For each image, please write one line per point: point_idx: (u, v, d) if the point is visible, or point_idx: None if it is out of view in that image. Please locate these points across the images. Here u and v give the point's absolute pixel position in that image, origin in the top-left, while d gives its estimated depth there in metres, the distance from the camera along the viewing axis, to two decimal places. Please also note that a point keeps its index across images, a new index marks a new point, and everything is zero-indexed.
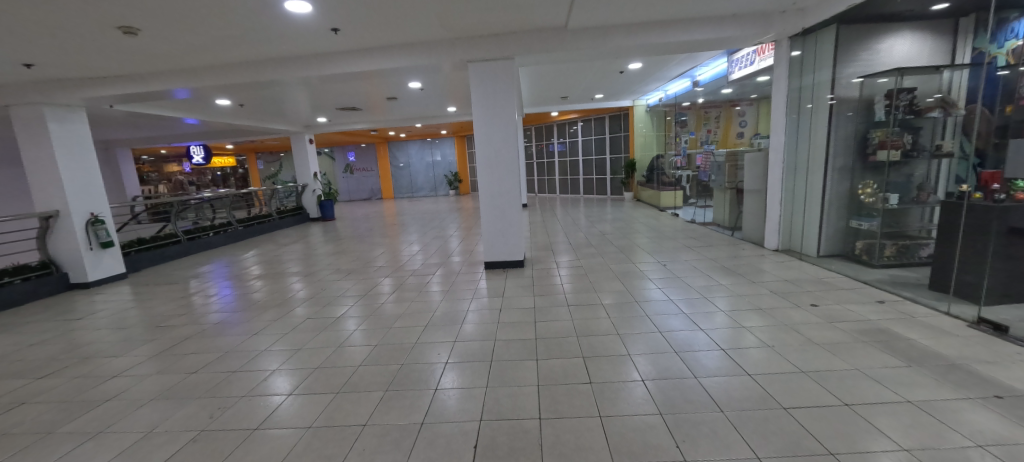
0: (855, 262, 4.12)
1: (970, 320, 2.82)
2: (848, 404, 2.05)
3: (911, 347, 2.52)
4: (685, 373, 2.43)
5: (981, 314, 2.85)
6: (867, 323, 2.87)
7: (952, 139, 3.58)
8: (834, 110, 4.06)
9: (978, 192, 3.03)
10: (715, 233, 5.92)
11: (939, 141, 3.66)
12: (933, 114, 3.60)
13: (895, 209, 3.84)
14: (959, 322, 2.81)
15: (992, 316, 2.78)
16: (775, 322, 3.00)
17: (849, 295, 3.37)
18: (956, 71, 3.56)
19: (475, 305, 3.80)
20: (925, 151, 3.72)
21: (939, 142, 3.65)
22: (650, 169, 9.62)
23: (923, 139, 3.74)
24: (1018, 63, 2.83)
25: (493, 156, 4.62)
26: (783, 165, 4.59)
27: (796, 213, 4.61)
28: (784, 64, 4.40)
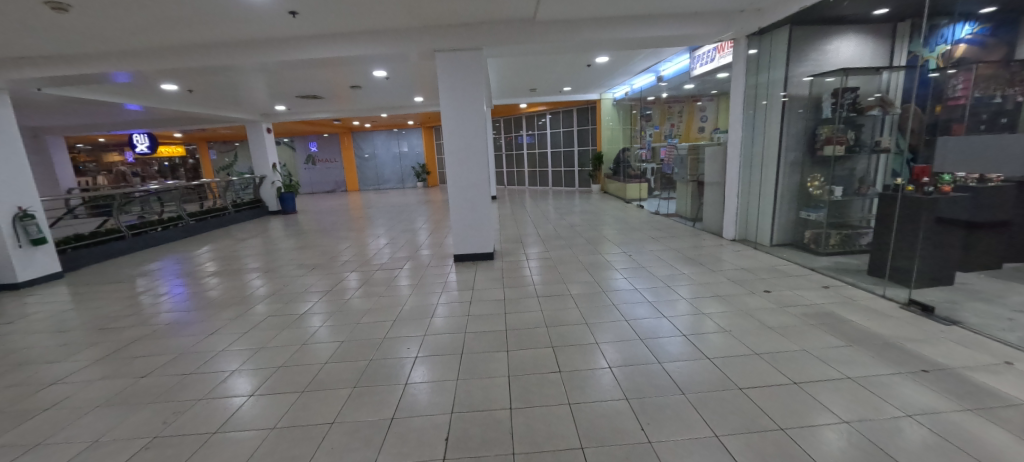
0: (803, 250, 4.41)
1: (902, 302, 3.09)
2: (797, 383, 2.20)
3: (853, 329, 2.73)
4: (650, 359, 2.53)
5: (912, 296, 3.13)
6: (813, 307, 3.09)
7: (890, 136, 3.86)
8: (786, 106, 4.27)
9: (912, 185, 3.27)
10: (678, 224, 6.15)
11: (880, 137, 3.93)
12: (873, 112, 3.88)
13: (838, 201, 4.15)
14: (893, 304, 3.07)
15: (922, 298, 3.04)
16: (731, 308, 3.17)
17: (798, 281, 3.61)
18: (894, 73, 3.81)
19: (445, 298, 3.78)
20: (865, 147, 4.00)
21: (878, 139, 3.93)
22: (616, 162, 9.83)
23: (864, 136, 4.01)
24: (948, 67, 3.20)
25: (462, 149, 4.56)
26: (739, 159, 4.82)
27: (752, 205, 4.84)
28: (742, 62, 4.58)
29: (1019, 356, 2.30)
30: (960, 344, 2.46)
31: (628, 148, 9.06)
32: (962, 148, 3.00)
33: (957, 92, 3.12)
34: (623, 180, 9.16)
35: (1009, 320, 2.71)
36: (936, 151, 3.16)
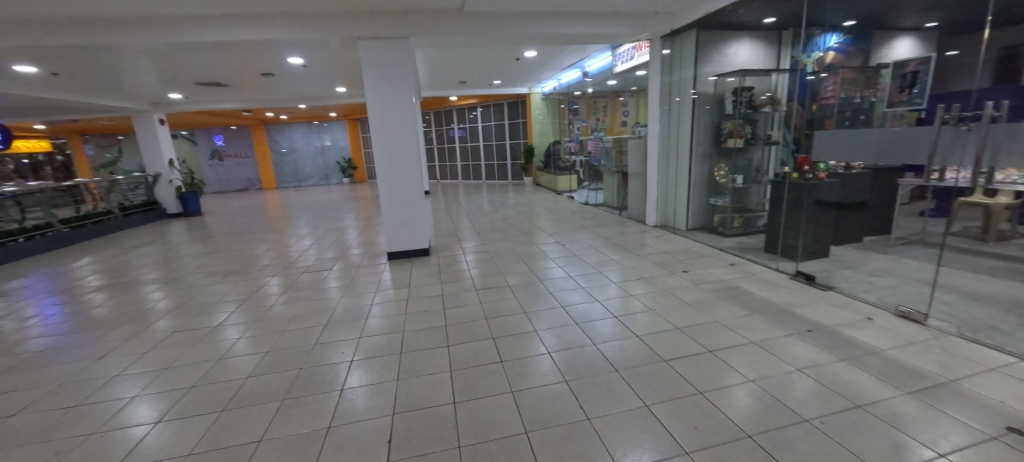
0: (713, 232, 4.93)
1: (790, 273, 3.59)
2: (711, 350, 2.47)
3: (754, 299, 3.11)
4: (585, 342, 2.68)
5: (798, 268, 3.65)
6: (722, 282, 3.48)
7: (779, 130, 4.37)
8: (696, 103, 4.70)
9: (796, 173, 3.79)
10: (605, 213, 6.52)
11: (772, 131, 4.42)
12: (765, 110, 4.40)
13: (740, 188, 4.70)
14: (784, 276, 3.55)
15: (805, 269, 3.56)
16: (655, 288, 3.46)
17: (710, 261, 4.02)
18: (780, 75, 4.31)
19: (380, 298, 3.64)
20: (760, 140, 4.51)
21: (770, 132, 4.44)
22: (547, 155, 10.10)
23: (759, 130, 4.52)
24: (821, 71, 3.76)
25: (391, 143, 4.38)
26: (658, 152, 5.21)
27: (670, 193, 5.28)
28: (657, 61, 4.94)
29: (876, 312, 2.79)
30: (833, 305, 2.92)
31: (558, 141, 9.37)
32: (829, 142, 3.41)
33: (828, 93, 3.69)
34: (554, 172, 9.47)
35: (869, 282, 3.27)
36: (813, 144, 3.68)
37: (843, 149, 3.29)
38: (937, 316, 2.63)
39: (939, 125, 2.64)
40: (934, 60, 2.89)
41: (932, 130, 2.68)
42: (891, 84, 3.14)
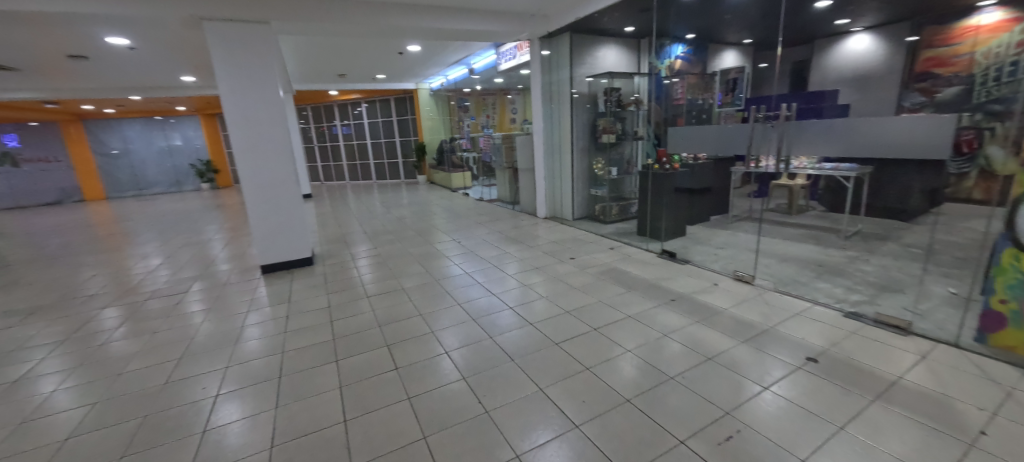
0: (596, 220, 5.38)
1: (657, 252, 4.06)
2: (596, 328, 2.69)
3: (630, 278, 3.48)
4: (483, 336, 2.70)
5: (663, 247, 4.14)
6: (604, 266, 3.81)
7: (643, 127, 4.95)
8: (574, 102, 5.07)
9: (657, 164, 4.28)
10: (499, 208, 6.68)
11: (637, 127, 5.01)
12: (631, 109, 4.95)
13: (615, 179, 5.22)
14: (651, 254, 4.03)
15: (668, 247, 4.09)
16: (546, 276, 3.65)
17: (593, 247, 4.40)
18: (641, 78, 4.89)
19: (252, 318, 3.18)
20: (629, 136, 5.08)
21: (636, 129, 5.02)
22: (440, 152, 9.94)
23: (628, 127, 5.08)
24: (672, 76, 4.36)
25: (255, 141, 3.84)
26: (544, 147, 5.49)
27: (557, 186, 5.62)
28: (537, 61, 5.18)
29: (720, 277, 3.33)
30: (690, 275, 3.41)
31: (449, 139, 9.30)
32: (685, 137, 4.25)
33: (678, 95, 4.29)
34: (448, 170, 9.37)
35: (715, 253, 3.86)
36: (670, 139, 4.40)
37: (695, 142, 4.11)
38: (760, 276, 3.25)
39: (753, 122, 3.38)
40: (746, 70, 3.55)
41: (748, 126, 3.42)
42: (720, 88, 3.83)
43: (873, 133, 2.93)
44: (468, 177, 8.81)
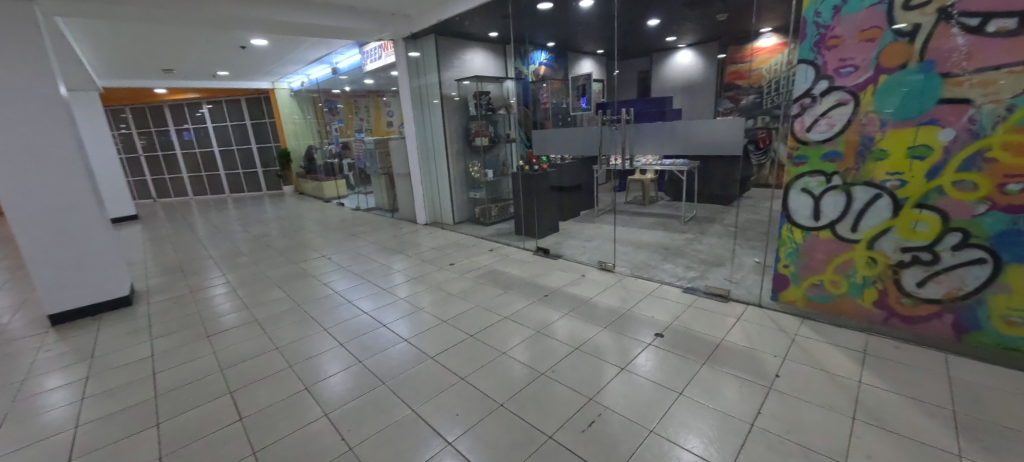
0: (476, 223, 5.42)
1: (533, 249, 4.20)
2: (473, 334, 2.67)
3: (508, 278, 3.54)
4: (350, 362, 2.46)
5: (538, 243, 4.29)
6: (481, 269, 3.81)
7: (514, 129, 5.14)
8: (445, 106, 5.01)
9: (527, 165, 4.41)
10: (377, 217, 6.29)
11: (508, 130, 5.16)
12: (501, 112, 5.12)
13: (490, 181, 5.30)
14: (527, 252, 4.17)
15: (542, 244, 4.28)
16: (425, 285, 3.53)
17: (473, 250, 4.41)
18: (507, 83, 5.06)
19: (29, 387, 2.40)
20: (502, 138, 5.22)
21: (508, 131, 5.18)
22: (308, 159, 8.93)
23: (500, 129, 5.22)
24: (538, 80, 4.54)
25: (23, 153, 2.93)
26: (418, 151, 5.30)
27: (436, 191, 5.49)
28: (404, 63, 4.97)
29: (588, 268, 3.60)
30: (561, 269, 3.62)
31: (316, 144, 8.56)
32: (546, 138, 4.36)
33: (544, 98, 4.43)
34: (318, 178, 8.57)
35: (584, 245, 4.14)
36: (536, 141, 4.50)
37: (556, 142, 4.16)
38: (620, 263, 3.60)
39: (601, 124, 3.55)
40: (591, 76, 3.56)
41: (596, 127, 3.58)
42: (571, 94, 3.74)
43: (696, 133, 3.27)
44: (342, 185, 8.18)
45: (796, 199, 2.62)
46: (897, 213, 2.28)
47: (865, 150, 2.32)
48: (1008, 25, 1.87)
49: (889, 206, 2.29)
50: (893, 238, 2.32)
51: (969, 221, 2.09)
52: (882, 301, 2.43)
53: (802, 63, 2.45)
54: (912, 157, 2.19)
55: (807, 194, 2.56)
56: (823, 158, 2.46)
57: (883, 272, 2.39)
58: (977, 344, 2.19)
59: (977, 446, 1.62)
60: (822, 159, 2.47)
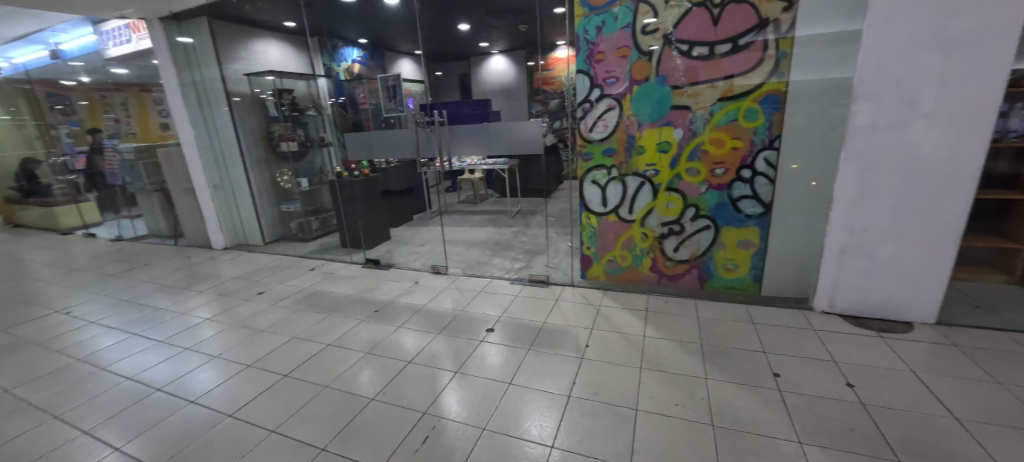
0: (294, 240, 4.74)
1: (360, 262, 4.00)
2: (288, 374, 2.31)
3: (331, 299, 3.28)
4: (98, 452, 1.82)
5: (366, 255, 4.08)
6: (302, 291, 3.47)
7: (329, 131, 4.34)
8: (235, 106, 4.22)
9: (346, 171, 4.08)
10: (153, 248, 4.93)
11: (322, 133, 4.45)
12: (310, 112, 4.46)
13: (307, 191, 4.64)
14: (355, 265, 3.92)
15: (372, 254, 4.07)
16: (224, 326, 2.93)
17: (290, 272, 3.93)
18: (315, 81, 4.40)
19: None
20: (315, 142, 4.52)
21: (321, 134, 4.45)
22: (22, 176, 6.33)
23: (311, 132, 4.53)
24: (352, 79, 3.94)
25: None
26: (201, 159, 4.34)
27: (235, 207, 4.63)
28: (166, 50, 3.99)
29: (421, 274, 3.63)
30: (392, 279, 3.55)
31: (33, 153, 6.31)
32: (355, 143, 3.81)
33: (361, 99, 3.83)
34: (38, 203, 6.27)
35: (416, 251, 4.09)
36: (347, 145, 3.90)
37: (368, 147, 3.74)
38: (453, 265, 3.72)
39: (415, 127, 3.45)
40: (401, 76, 3.52)
41: (411, 131, 3.47)
42: (382, 95, 3.63)
43: (507, 134, 3.17)
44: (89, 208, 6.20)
45: (589, 190, 3.05)
46: (655, 195, 2.88)
47: (631, 147, 2.85)
48: (704, 52, 2.54)
49: (650, 190, 2.88)
50: (656, 215, 2.92)
51: (698, 198, 2.78)
52: (655, 266, 3.05)
53: (580, 73, 2.85)
54: (660, 152, 2.78)
55: (596, 185, 3.02)
56: (604, 154, 2.93)
57: (652, 243, 3.00)
58: (713, 289, 2.95)
59: (715, 367, 2.15)
60: (603, 154, 2.93)
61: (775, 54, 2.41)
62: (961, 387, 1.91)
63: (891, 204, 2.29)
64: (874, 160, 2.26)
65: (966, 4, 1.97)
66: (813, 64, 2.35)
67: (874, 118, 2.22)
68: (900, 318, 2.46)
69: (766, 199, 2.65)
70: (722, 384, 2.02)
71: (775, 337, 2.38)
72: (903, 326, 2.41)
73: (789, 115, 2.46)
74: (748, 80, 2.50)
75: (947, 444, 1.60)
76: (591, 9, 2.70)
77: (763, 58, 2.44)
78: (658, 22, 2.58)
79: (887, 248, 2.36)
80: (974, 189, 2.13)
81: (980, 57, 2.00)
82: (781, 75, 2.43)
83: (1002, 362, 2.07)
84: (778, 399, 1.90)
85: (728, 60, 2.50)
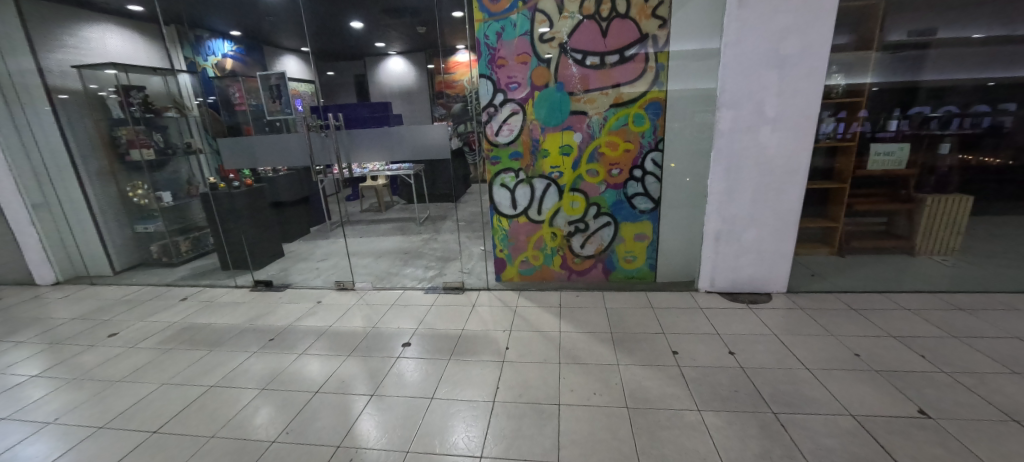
0: (157, 266, 3.97)
1: (250, 285, 3.59)
2: (159, 428, 1.91)
3: (212, 332, 2.81)
4: None
5: (255, 276, 3.66)
6: (174, 326, 2.95)
7: (199, 137, 3.66)
8: (60, 107, 3.45)
9: (223, 182, 3.52)
10: None
11: (187, 138, 3.74)
12: (171, 114, 3.70)
13: (172, 206, 3.93)
14: (243, 290, 3.53)
15: (261, 275, 3.67)
16: (59, 382, 2.33)
17: (154, 305, 3.35)
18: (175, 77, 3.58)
19: None
20: (179, 150, 3.79)
21: (188, 140, 3.72)
22: None
23: (174, 138, 3.78)
24: (223, 75, 3.31)
25: None
26: (14, 173, 3.45)
27: (69, 231, 3.76)
28: None
29: (323, 292, 3.40)
30: (290, 302, 3.22)
31: None
32: (235, 149, 3.35)
33: (238, 99, 3.28)
34: None
35: (317, 268, 3.72)
36: (221, 152, 3.39)
37: (250, 152, 3.34)
38: (360, 279, 3.53)
39: (307, 131, 3.18)
40: (285, 74, 3.09)
41: (302, 135, 3.20)
42: (264, 96, 3.16)
43: (413, 138, 3.07)
44: None
45: (499, 193, 3.08)
46: (561, 196, 3.02)
47: (536, 150, 2.94)
48: (596, 61, 2.74)
49: (556, 191, 3.01)
50: (563, 215, 3.07)
51: (599, 197, 2.99)
52: (565, 263, 3.20)
53: (483, 78, 2.85)
54: (563, 154, 2.92)
55: (505, 188, 3.06)
56: (511, 157, 2.98)
57: (562, 241, 3.15)
58: (617, 280, 3.20)
59: (625, 353, 2.32)
60: (510, 158, 2.98)
61: (655, 66, 2.71)
62: (808, 342, 2.35)
63: (749, 195, 2.72)
64: (735, 160, 2.67)
65: (791, 31, 2.43)
66: (685, 76, 2.69)
67: (733, 124, 2.61)
68: (761, 290, 2.94)
69: (655, 195, 2.96)
70: (633, 367, 2.19)
71: (671, 318, 2.67)
72: (764, 297, 2.89)
73: (668, 120, 2.77)
74: (635, 88, 2.75)
75: (804, 391, 1.95)
76: (491, 14, 2.74)
77: (646, 69, 2.72)
78: (554, 31, 2.71)
79: (749, 233, 2.81)
80: (804, 181, 2.64)
81: (802, 74, 2.48)
82: (661, 84, 2.73)
83: (832, 317, 2.60)
84: (678, 374, 2.12)
85: (617, 69, 2.73)
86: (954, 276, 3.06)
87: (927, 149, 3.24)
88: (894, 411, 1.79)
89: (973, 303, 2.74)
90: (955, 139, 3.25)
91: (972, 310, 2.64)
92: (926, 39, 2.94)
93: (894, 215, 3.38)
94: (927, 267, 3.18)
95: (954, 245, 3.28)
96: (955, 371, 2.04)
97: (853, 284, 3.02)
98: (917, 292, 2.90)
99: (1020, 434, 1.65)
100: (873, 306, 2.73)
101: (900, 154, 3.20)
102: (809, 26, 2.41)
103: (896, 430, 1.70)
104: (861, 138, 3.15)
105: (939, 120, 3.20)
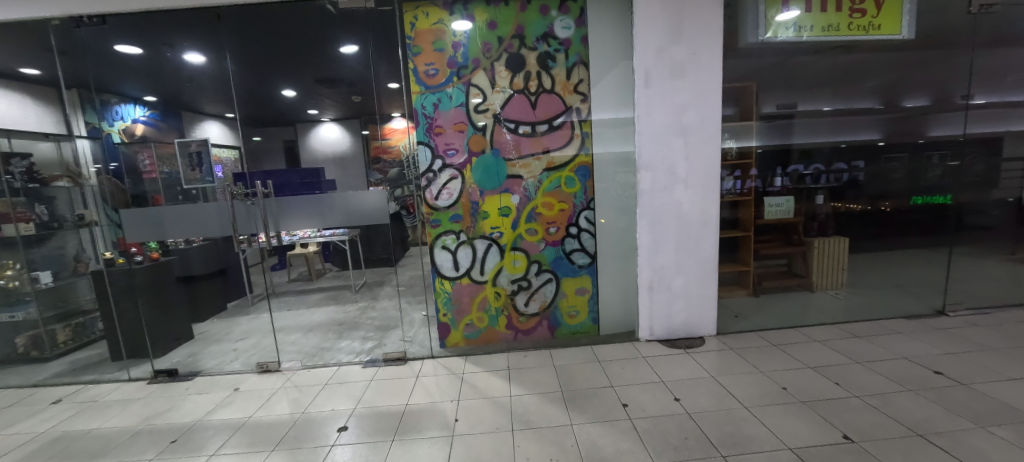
0: (23, 363, 3.28)
1: (150, 377, 3.09)
2: None
3: (92, 441, 2.31)
4: None
5: (156, 364, 3.16)
6: (39, 439, 2.38)
7: (94, 207, 3.15)
8: None
9: (122, 256, 3.10)
10: None
11: (78, 210, 3.18)
12: (61, 184, 3.20)
13: (51, 288, 3.31)
14: (140, 384, 3.02)
15: (162, 364, 3.16)
16: None
17: (11, 414, 2.71)
18: (70, 143, 3.12)
19: None
20: (68, 221, 3.22)
21: (78, 212, 3.18)
22: None
23: (61, 209, 3.23)
24: (132, 141, 3.03)
25: None
26: None
27: None
28: None
29: (242, 378, 2.98)
30: (201, 392, 2.79)
31: None
32: (142, 221, 3.04)
33: (147, 167, 3.01)
34: None
35: (234, 350, 3.30)
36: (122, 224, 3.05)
37: (159, 223, 3.04)
38: (288, 358, 3.17)
39: (230, 199, 2.98)
40: (207, 140, 2.98)
41: (224, 204, 2.98)
42: (180, 163, 2.97)
43: (347, 203, 3.00)
44: None
45: (440, 256, 3.06)
46: (503, 255, 3.07)
47: (475, 212, 3.02)
48: (528, 129, 2.96)
49: (498, 251, 3.06)
50: (505, 274, 3.10)
51: (539, 254, 3.09)
52: (510, 323, 3.18)
53: (421, 145, 2.93)
54: (502, 215, 3.02)
55: (447, 250, 3.06)
56: (451, 220, 3.02)
57: (505, 301, 3.14)
58: (563, 336, 3.22)
59: (577, 412, 2.28)
60: (450, 220, 3.02)
61: (580, 133, 3.00)
62: (741, 380, 2.50)
63: (673, 247, 2.98)
64: (658, 215, 2.94)
65: (690, 106, 2.86)
66: (607, 142, 3.00)
67: (652, 183, 2.91)
68: (694, 334, 3.12)
69: (591, 250, 3.12)
70: (586, 426, 2.16)
71: (617, 370, 2.71)
72: (698, 341, 3.07)
73: (596, 181, 3.02)
74: (565, 153, 3.00)
75: (746, 430, 2.03)
76: (427, 87, 2.89)
77: (573, 136, 3.00)
78: (487, 103, 2.92)
79: (677, 280, 3.03)
80: (717, 231, 2.98)
81: (702, 141, 2.89)
82: (586, 149, 3.01)
83: (758, 354, 2.82)
84: (630, 426, 2.12)
85: (547, 137, 2.97)
86: (847, 307, 3.50)
87: (807, 200, 3.84)
88: (824, 439, 1.93)
89: (866, 330, 3.13)
90: (826, 191, 3.87)
91: (867, 336, 3.02)
92: (789, 111, 3.60)
93: (792, 258, 3.90)
94: (825, 301, 3.62)
95: (842, 280, 3.81)
96: (863, 394, 2.28)
97: (770, 321, 3.34)
98: (822, 324, 3.26)
99: (925, 447, 1.85)
100: (789, 341, 3.00)
101: (788, 205, 3.71)
102: (703, 102, 2.86)
103: (827, 457, 1.82)
104: (755, 193, 3.63)
105: (812, 176, 3.85)
